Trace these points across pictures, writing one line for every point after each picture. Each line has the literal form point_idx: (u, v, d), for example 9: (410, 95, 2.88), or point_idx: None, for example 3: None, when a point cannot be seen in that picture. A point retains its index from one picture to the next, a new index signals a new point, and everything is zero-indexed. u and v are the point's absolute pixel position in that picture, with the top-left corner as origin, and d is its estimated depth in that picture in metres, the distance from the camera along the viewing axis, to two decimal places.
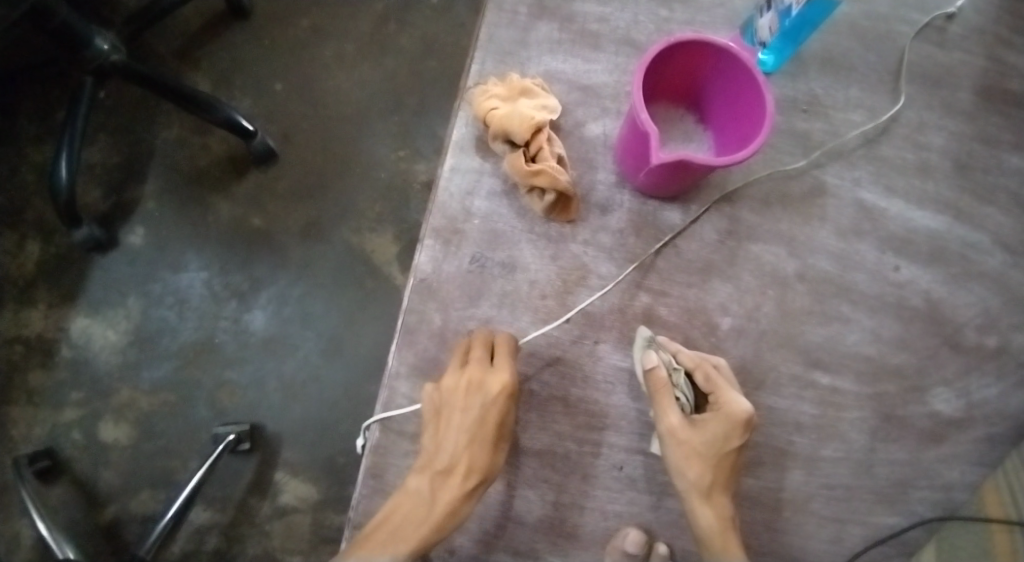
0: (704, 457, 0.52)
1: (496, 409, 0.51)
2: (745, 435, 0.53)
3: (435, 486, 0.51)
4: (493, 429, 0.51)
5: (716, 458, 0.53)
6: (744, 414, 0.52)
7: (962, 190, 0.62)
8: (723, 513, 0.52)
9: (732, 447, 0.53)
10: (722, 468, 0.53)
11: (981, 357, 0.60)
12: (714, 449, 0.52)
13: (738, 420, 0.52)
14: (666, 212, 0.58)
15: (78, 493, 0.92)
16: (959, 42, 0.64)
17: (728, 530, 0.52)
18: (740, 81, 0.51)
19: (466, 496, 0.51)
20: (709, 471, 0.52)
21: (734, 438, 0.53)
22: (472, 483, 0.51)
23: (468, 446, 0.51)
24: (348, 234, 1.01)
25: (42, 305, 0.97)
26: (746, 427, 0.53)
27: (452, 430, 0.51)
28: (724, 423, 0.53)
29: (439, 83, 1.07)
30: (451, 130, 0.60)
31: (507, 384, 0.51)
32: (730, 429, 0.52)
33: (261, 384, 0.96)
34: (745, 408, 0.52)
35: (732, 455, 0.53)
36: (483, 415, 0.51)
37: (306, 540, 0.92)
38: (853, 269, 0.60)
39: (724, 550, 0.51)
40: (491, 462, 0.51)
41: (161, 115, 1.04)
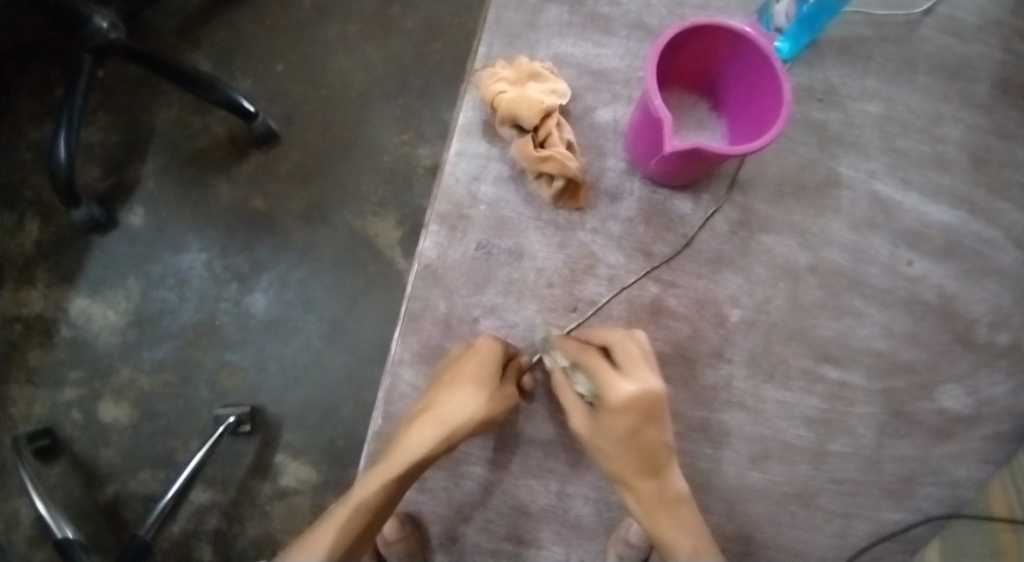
0: (606, 449, 0.50)
1: (479, 355, 0.51)
2: (636, 419, 0.48)
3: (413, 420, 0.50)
4: (471, 370, 0.50)
5: (618, 448, 0.49)
6: (619, 398, 0.48)
7: (978, 185, 0.60)
8: (652, 501, 0.49)
9: (626, 434, 0.49)
10: (638, 456, 0.49)
11: (991, 355, 0.59)
12: (610, 440, 0.49)
13: (618, 406, 0.48)
14: (678, 201, 0.57)
15: (78, 472, 0.92)
16: (978, 33, 0.63)
17: (661, 517, 0.49)
18: (756, 68, 0.49)
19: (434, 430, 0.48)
20: (622, 462, 0.50)
21: (625, 426, 0.49)
22: (444, 417, 0.49)
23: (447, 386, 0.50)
24: (350, 218, 1.00)
25: (41, 284, 0.96)
26: (630, 411, 0.48)
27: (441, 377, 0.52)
28: (610, 411, 0.49)
29: (444, 66, 1.06)
30: (458, 114, 0.59)
31: (491, 342, 0.51)
32: (615, 417, 0.49)
33: (262, 367, 0.96)
34: (620, 391, 0.48)
35: (639, 441, 0.49)
36: (466, 357, 0.51)
37: (306, 523, 0.92)
38: (866, 262, 0.59)
39: (658, 537, 0.49)
40: (462, 398, 0.49)
41: (161, 94, 1.02)
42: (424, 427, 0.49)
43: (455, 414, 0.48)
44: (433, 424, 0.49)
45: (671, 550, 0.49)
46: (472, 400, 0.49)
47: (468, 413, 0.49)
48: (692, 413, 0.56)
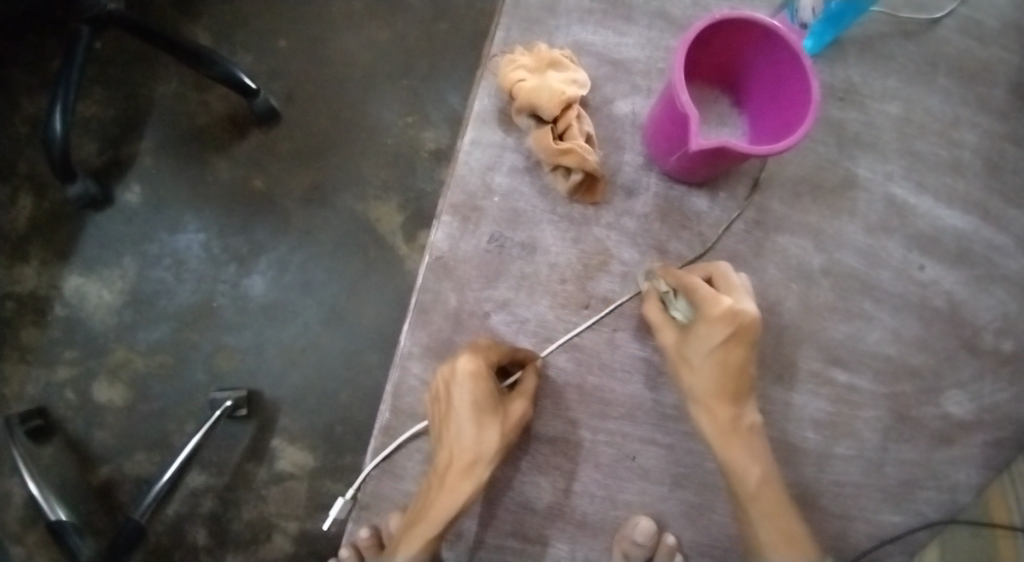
0: (693, 362, 0.50)
1: (470, 387, 0.48)
2: (728, 334, 0.47)
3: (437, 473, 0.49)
4: (474, 407, 0.48)
5: (705, 362, 0.49)
6: (715, 309, 0.47)
7: (992, 191, 0.60)
8: (726, 422, 0.50)
9: (716, 347, 0.48)
10: (726, 377, 0.49)
11: (997, 362, 0.59)
12: (701, 355, 0.49)
13: (714, 317, 0.47)
14: (694, 198, 0.57)
15: (71, 453, 0.91)
16: (997, 37, 0.62)
17: (733, 439, 0.49)
18: (785, 65, 0.48)
19: (464, 476, 0.48)
20: (711, 382, 0.49)
21: (715, 339, 0.48)
22: (469, 459, 0.48)
23: (455, 428, 0.49)
24: (352, 201, 0.99)
25: (36, 261, 0.94)
26: (726, 323, 0.47)
27: (441, 419, 0.50)
28: (704, 323, 0.48)
29: (451, 47, 1.03)
30: (474, 101, 0.58)
31: (478, 364, 0.49)
32: (711, 330, 0.48)
33: (260, 351, 0.95)
34: (717, 302, 0.47)
35: (727, 359, 0.48)
36: (458, 395, 0.49)
37: (301, 507, 0.91)
38: (879, 266, 0.58)
39: (726, 459, 0.50)
40: (480, 438, 0.48)
41: (160, 68, 0.99)
42: (453, 476, 0.48)
43: (479, 454, 0.48)
44: (461, 470, 0.48)
45: (739, 470, 0.49)
46: (490, 435, 0.49)
47: (489, 449, 0.49)
48: None
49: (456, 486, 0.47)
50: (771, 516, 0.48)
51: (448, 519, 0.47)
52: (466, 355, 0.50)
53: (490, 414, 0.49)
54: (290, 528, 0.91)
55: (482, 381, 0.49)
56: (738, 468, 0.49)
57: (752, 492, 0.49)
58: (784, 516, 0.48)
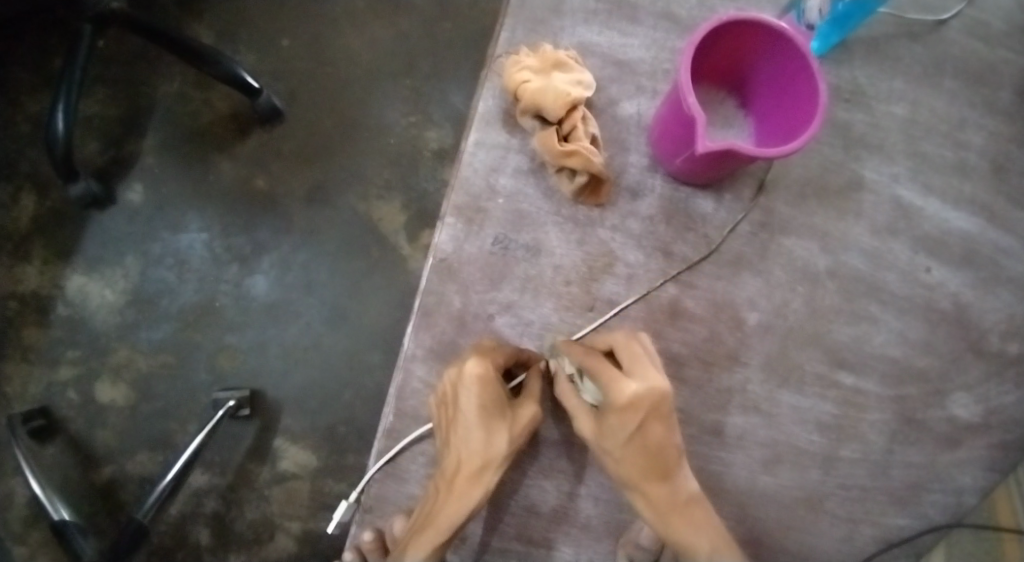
0: (611, 452, 0.49)
1: (478, 390, 0.48)
2: (641, 418, 0.47)
3: (445, 477, 0.48)
4: (482, 411, 0.48)
5: (625, 449, 0.48)
6: (622, 397, 0.47)
7: (999, 193, 0.59)
8: (665, 501, 0.48)
9: (632, 433, 0.47)
10: (648, 458, 0.48)
11: (1003, 365, 0.59)
12: (618, 442, 0.48)
13: (623, 405, 0.47)
14: (699, 200, 0.56)
15: (74, 453, 0.91)
16: (1005, 38, 0.61)
17: (676, 519, 0.48)
18: (792, 66, 0.48)
19: (474, 479, 0.47)
20: (635, 467, 0.48)
21: (628, 425, 0.47)
22: (479, 462, 0.48)
23: (463, 432, 0.48)
24: (355, 201, 0.98)
25: (38, 260, 0.94)
26: (634, 408, 0.47)
27: (448, 424, 0.50)
28: (613, 411, 0.48)
29: (454, 47, 1.03)
30: (478, 102, 0.57)
31: (485, 368, 0.49)
32: (622, 416, 0.47)
33: (262, 351, 0.95)
34: (622, 389, 0.47)
35: (644, 441, 0.48)
36: (466, 398, 0.48)
37: (304, 507, 0.91)
38: (885, 267, 0.58)
39: (677, 540, 0.48)
40: (489, 441, 0.48)
41: (162, 67, 0.99)
42: (463, 479, 0.47)
43: (489, 457, 0.48)
44: (471, 473, 0.48)
45: (691, 551, 0.47)
46: (499, 438, 0.48)
47: (499, 452, 0.48)
48: (707, 416, 0.55)
49: (466, 490, 0.47)
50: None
51: (459, 523, 0.46)
52: (473, 358, 0.50)
53: (499, 418, 0.49)
54: (292, 528, 0.91)
55: (489, 384, 0.49)
56: (689, 546, 0.48)
57: None
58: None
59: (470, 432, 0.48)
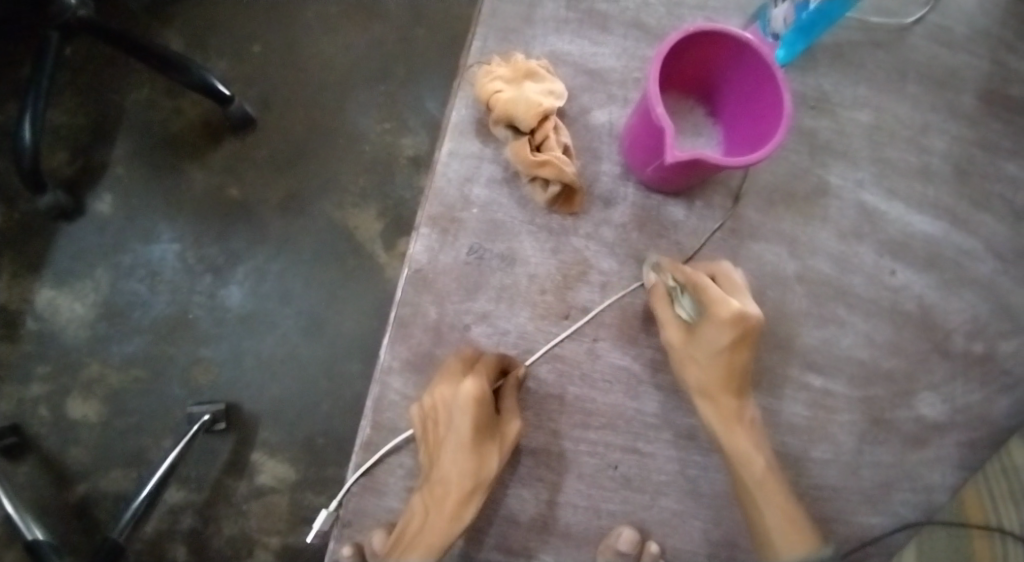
0: (698, 359, 0.51)
1: (473, 411, 0.49)
2: (736, 335, 0.49)
3: (433, 497, 0.49)
4: (474, 432, 0.49)
5: (710, 361, 0.51)
6: (727, 313, 0.49)
7: (960, 196, 0.61)
8: (728, 413, 0.52)
9: (724, 348, 0.50)
10: (727, 371, 0.51)
11: (968, 363, 0.60)
12: (709, 351, 0.51)
13: (725, 320, 0.49)
14: (671, 207, 0.57)
15: (45, 471, 0.89)
16: (964, 45, 0.63)
17: (736, 428, 0.52)
18: (758, 76, 0.49)
19: (463, 502, 0.48)
20: (711, 375, 0.51)
21: (726, 341, 0.50)
22: (469, 486, 0.48)
23: (452, 454, 0.49)
24: (330, 209, 0.98)
25: (5, 275, 0.92)
26: (736, 326, 0.49)
27: (441, 443, 0.49)
28: (711, 325, 0.50)
29: (429, 53, 1.03)
30: (451, 112, 0.57)
31: (483, 391, 0.49)
32: (719, 329, 0.50)
33: (238, 362, 0.94)
34: (727, 307, 0.49)
35: (732, 357, 0.51)
36: (460, 418, 0.49)
37: (283, 520, 0.91)
38: (852, 271, 0.59)
39: (731, 447, 0.51)
40: (481, 465, 0.49)
41: (131, 75, 0.98)
42: (453, 502, 0.48)
43: (478, 481, 0.49)
44: (462, 497, 0.48)
45: (746, 461, 0.51)
46: (491, 461, 0.49)
47: (489, 476, 0.49)
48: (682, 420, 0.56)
49: (455, 513, 0.47)
50: (778, 505, 0.50)
51: (447, 545, 0.47)
52: (468, 377, 0.50)
53: (489, 440, 0.50)
54: (271, 542, 0.90)
55: (483, 405, 0.49)
56: (744, 458, 0.51)
57: (757, 483, 0.51)
58: (792, 513, 0.50)
59: (462, 453, 0.49)
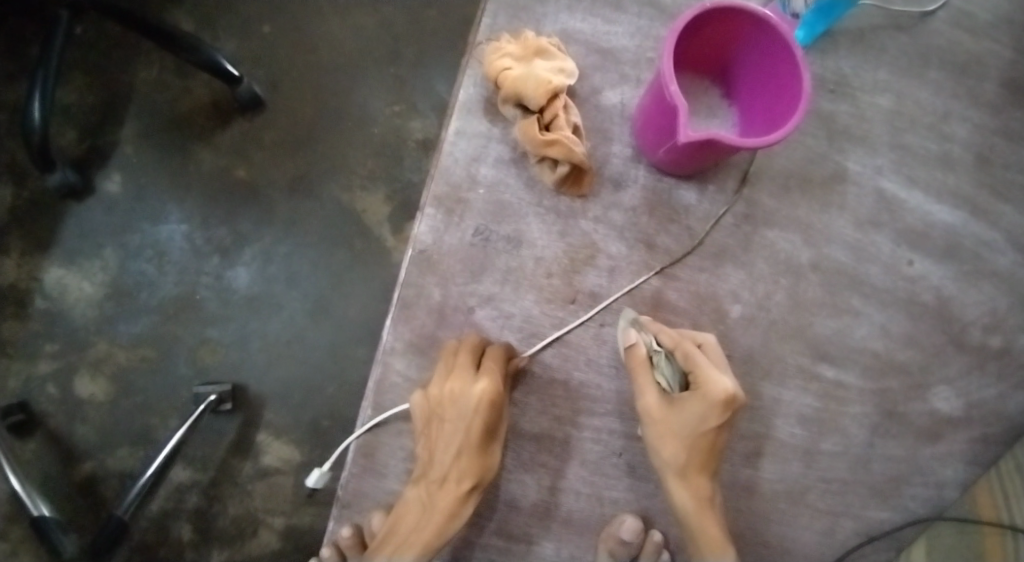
0: (679, 434, 0.50)
1: (485, 411, 0.48)
2: (724, 416, 0.48)
3: (432, 490, 0.49)
4: (484, 430, 0.49)
5: (693, 437, 0.50)
6: (720, 394, 0.48)
7: (981, 185, 0.59)
8: (701, 497, 0.50)
9: (711, 428, 0.49)
10: (704, 450, 0.50)
11: (984, 358, 0.58)
12: (692, 429, 0.49)
13: (716, 401, 0.48)
14: (682, 191, 0.56)
15: (53, 448, 0.90)
16: (991, 30, 0.61)
17: (707, 511, 0.50)
18: (777, 54, 0.47)
19: (464, 500, 0.48)
20: (688, 452, 0.50)
21: (713, 421, 0.49)
22: (469, 485, 0.49)
23: (457, 450, 0.49)
24: (338, 192, 0.97)
25: (15, 253, 0.93)
26: (726, 407, 0.48)
27: (446, 440, 0.49)
28: (699, 402, 0.49)
29: (439, 35, 1.01)
30: (459, 90, 0.56)
31: (496, 393, 0.48)
32: (708, 409, 0.49)
33: (245, 344, 0.93)
34: (720, 388, 0.48)
35: (716, 435, 0.50)
36: (470, 417, 0.48)
37: (288, 502, 0.91)
38: (868, 260, 0.58)
39: (702, 533, 0.49)
40: (483, 465, 0.49)
41: (141, 55, 0.97)
42: (451, 500, 0.48)
43: (480, 479, 0.49)
44: (461, 495, 0.48)
45: (717, 547, 0.49)
46: (493, 462, 0.50)
47: (489, 477, 0.50)
48: None
49: (455, 511, 0.48)
50: None
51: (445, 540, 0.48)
52: (481, 375, 0.48)
53: (493, 441, 0.50)
54: (275, 523, 0.90)
55: (495, 406, 0.49)
56: (717, 547, 0.49)
57: None
58: None
59: (467, 452, 0.49)
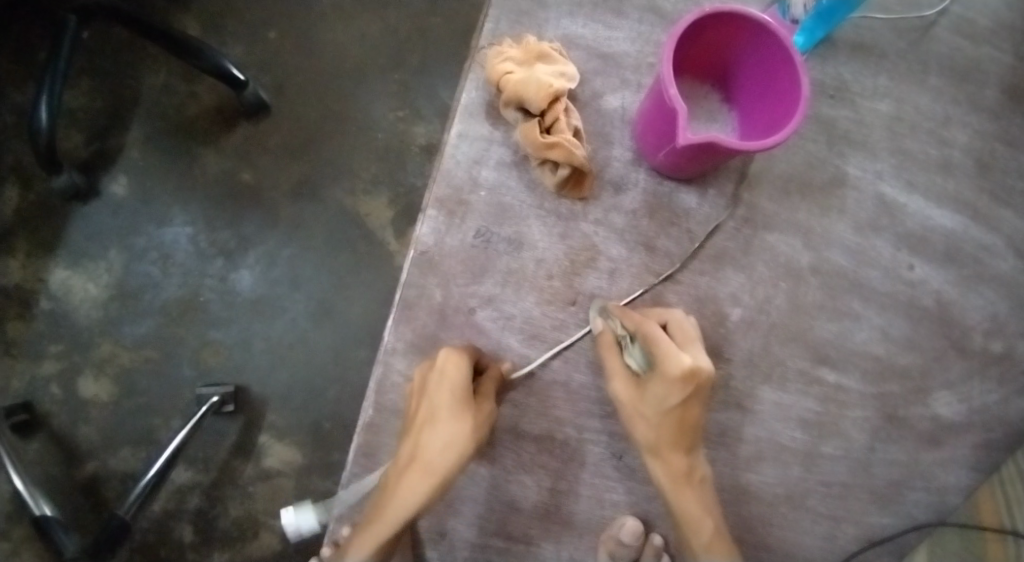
0: (648, 416, 0.49)
1: (449, 375, 0.48)
2: (687, 392, 0.47)
3: (401, 466, 0.47)
4: (449, 397, 0.47)
5: (662, 417, 0.49)
6: (677, 370, 0.46)
7: (982, 191, 0.59)
8: (678, 478, 0.50)
9: (676, 405, 0.48)
10: (677, 429, 0.49)
11: (985, 363, 0.59)
12: (657, 409, 0.49)
13: (675, 377, 0.47)
14: (683, 194, 0.56)
15: (55, 448, 0.90)
16: (991, 37, 0.61)
17: (687, 491, 0.50)
18: (776, 59, 0.47)
19: (426, 471, 0.45)
20: (661, 433, 0.49)
21: (676, 398, 0.47)
22: (433, 453, 0.46)
23: (425, 421, 0.48)
24: (342, 196, 0.98)
25: (21, 254, 0.94)
26: (686, 383, 0.47)
27: (418, 417, 0.48)
28: (661, 380, 0.48)
29: (444, 41, 1.02)
30: (461, 94, 0.57)
31: (460, 358, 0.49)
32: (670, 385, 0.47)
33: (248, 345, 0.94)
34: (677, 364, 0.47)
35: (685, 412, 0.49)
36: (436, 386, 0.48)
37: (288, 504, 0.91)
38: (868, 264, 0.58)
39: (682, 512, 0.49)
40: (448, 436, 0.46)
41: (148, 59, 0.98)
42: (415, 473, 0.46)
43: (444, 451, 0.46)
44: (425, 466, 0.46)
45: (693, 523, 0.49)
46: (459, 435, 0.46)
47: (455, 451, 0.46)
48: None
49: (416, 483, 0.45)
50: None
51: (405, 515, 0.45)
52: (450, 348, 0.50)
53: (463, 414, 0.47)
54: (276, 525, 0.90)
55: (461, 372, 0.48)
56: (694, 524, 0.49)
57: (704, 547, 0.49)
58: None
59: (432, 421, 0.47)
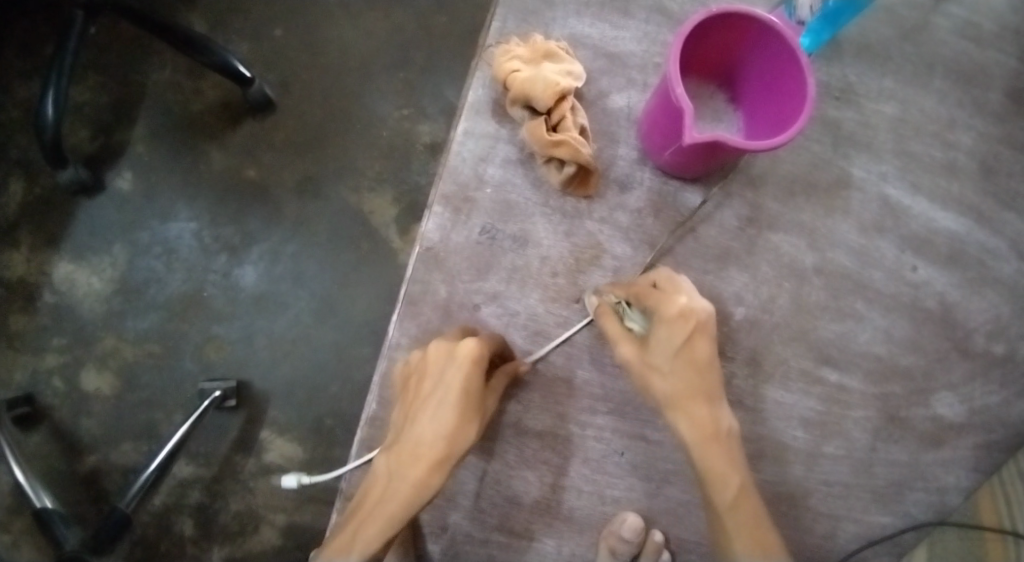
0: (659, 369, 0.49)
1: (466, 371, 0.47)
2: (689, 330, 0.47)
3: (403, 457, 0.46)
4: (462, 395, 0.47)
5: (671, 367, 0.48)
6: (673, 310, 0.47)
7: (985, 194, 0.60)
8: (700, 428, 0.48)
9: (681, 349, 0.48)
10: (690, 376, 0.48)
11: (987, 365, 0.59)
12: (665, 359, 0.48)
13: (673, 316, 0.47)
14: (687, 194, 0.56)
15: (56, 441, 0.90)
16: (996, 40, 0.61)
17: (711, 442, 0.48)
18: (782, 61, 0.48)
19: (434, 470, 0.46)
20: (675, 384, 0.48)
21: (679, 341, 0.48)
22: (440, 453, 0.46)
23: (433, 414, 0.47)
24: (346, 192, 0.98)
25: (25, 247, 0.94)
26: (683, 322, 0.47)
27: (424, 404, 0.48)
28: (661, 326, 0.48)
29: (449, 39, 1.02)
30: (468, 92, 0.57)
31: (477, 353, 0.48)
32: (671, 328, 0.48)
33: (251, 341, 0.94)
34: (673, 304, 0.47)
35: (693, 358, 0.48)
36: (450, 379, 0.47)
37: (289, 500, 0.91)
38: (872, 265, 0.58)
39: (708, 465, 0.47)
40: (458, 436, 0.46)
41: (154, 54, 0.99)
42: (421, 467, 0.46)
43: (453, 449, 0.46)
44: (432, 462, 0.46)
45: (719, 475, 0.47)
46: (469, 436, 0.47)
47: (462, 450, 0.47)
48: None
49: (424, 480, 0.45)
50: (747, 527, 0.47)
51: (412, 512, 0.45)
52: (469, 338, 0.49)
53: (473, 413, 0.47)
54: (276, 521, 0.91)
55: (477, 370, 0.48)
56: (719, 474, 0.47)
57: (734, 501, 0.47)
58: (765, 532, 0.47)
59: (441, 414, 0.47)
